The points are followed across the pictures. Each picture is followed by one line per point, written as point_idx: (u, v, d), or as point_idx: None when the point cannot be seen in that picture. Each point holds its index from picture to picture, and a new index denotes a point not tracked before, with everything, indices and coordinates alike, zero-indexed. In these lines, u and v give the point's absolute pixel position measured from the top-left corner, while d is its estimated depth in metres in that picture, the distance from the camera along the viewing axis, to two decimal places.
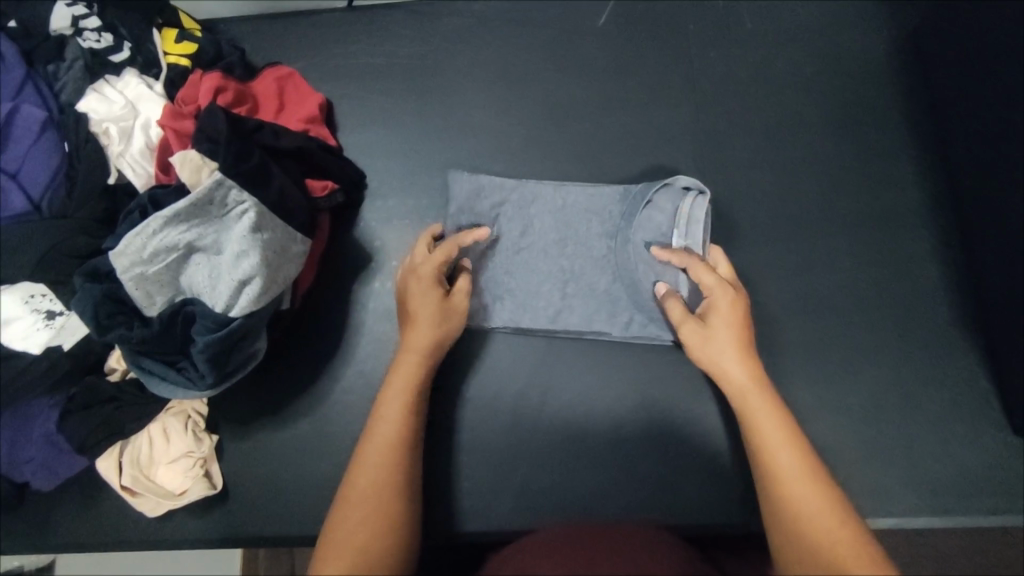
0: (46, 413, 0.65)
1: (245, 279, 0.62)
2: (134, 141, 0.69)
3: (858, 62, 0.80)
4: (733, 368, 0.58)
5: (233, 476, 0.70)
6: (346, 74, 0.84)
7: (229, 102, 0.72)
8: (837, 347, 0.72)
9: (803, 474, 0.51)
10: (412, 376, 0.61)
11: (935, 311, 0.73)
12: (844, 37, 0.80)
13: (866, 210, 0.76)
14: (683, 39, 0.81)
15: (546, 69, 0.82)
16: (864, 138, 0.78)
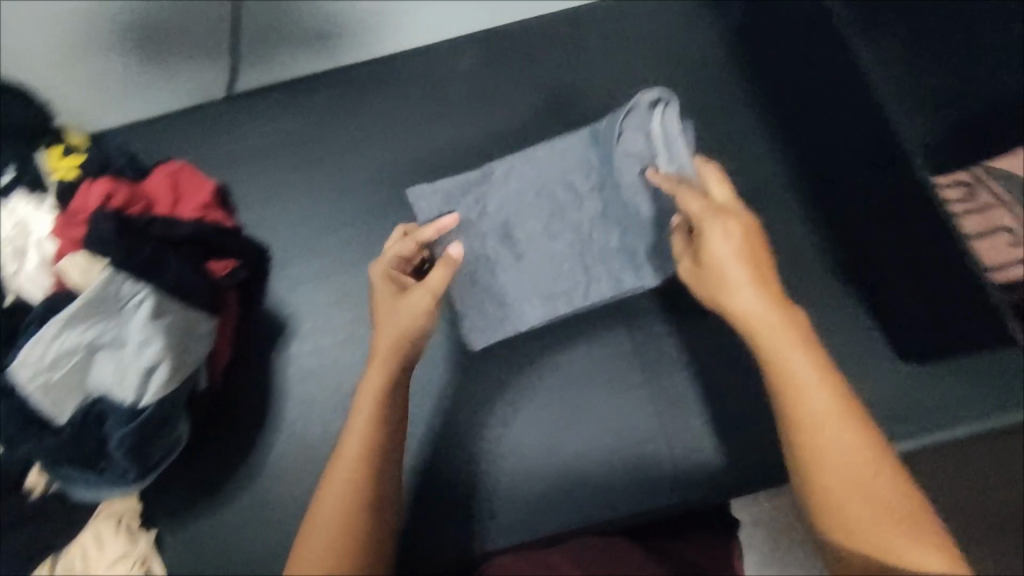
0: None
1: (156, 370, 0.65)
2: (29, 259, 0.71)
3: (703, 59, 0.87)
4: (749, 306, 0.55)
5: (179, 565, 0.72)
6: (237, 157, 0.87)
7: (124, 203, 0.72)
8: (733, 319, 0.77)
9: (848, 419, 0.52)
10: (380, 386, 0.58)
11: (818, 266, 0.79)
12: (685, 40, 0.88)
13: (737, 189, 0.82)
14: (545, 70, 0.88)
15: (424, 122, 0.87)
16: (720, 126, 0.85)
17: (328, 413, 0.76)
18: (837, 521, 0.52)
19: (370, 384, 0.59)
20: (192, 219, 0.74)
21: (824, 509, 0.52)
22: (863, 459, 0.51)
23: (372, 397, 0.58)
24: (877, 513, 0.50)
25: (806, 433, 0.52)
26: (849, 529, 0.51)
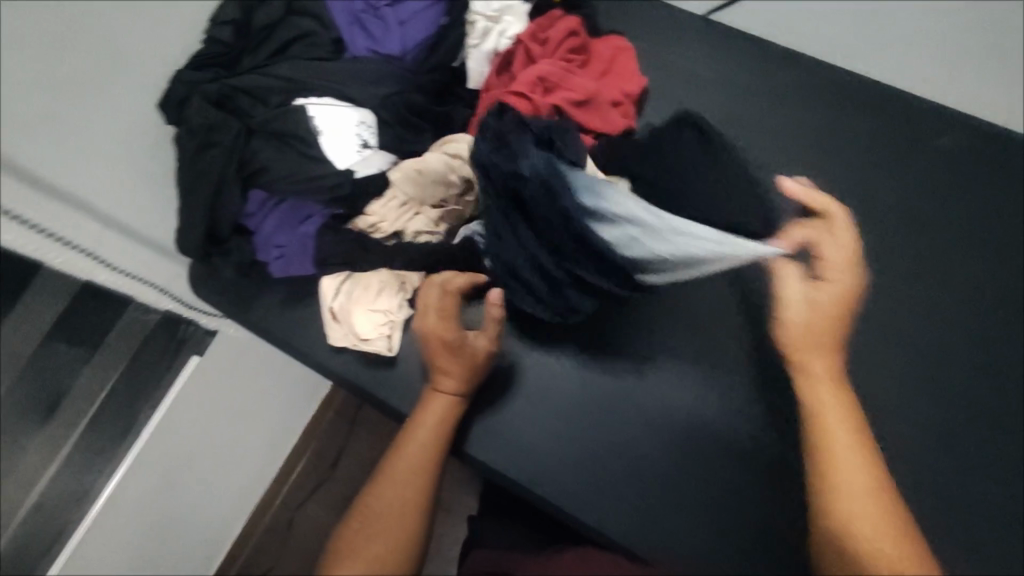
0: (315, 215, 0.78)
1: (369, 147, 0.75)
2: (488, 40, 0.83)
3: (1002, 243, 0.81)
4: (795, 295, 0.66)
5: (379, 382, 0.81)
6: (691, 86, 0.92)
7: (573, 47, 0.85)
8: (966, 243, 0.81)
9: (853, 442, 0.61)
10: (441, 413, 0.72)
11: None
12: (982, 178, 0.83)
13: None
14: (828, 122, 0.88)
15: (864, 138, 0.86)
16: (940, 227, 0.82)
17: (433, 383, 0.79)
18: (841, 525, 0.58)
19: (417, 436, 0.71)
20: (616, 115, 0.84)
21: (831, 520, 0.59)
22: (864, 475, 0.59)
23: (409, 486, 0.69)
24: (864, 506, 0.58)
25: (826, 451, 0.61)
26: (854, 538, 0.57)
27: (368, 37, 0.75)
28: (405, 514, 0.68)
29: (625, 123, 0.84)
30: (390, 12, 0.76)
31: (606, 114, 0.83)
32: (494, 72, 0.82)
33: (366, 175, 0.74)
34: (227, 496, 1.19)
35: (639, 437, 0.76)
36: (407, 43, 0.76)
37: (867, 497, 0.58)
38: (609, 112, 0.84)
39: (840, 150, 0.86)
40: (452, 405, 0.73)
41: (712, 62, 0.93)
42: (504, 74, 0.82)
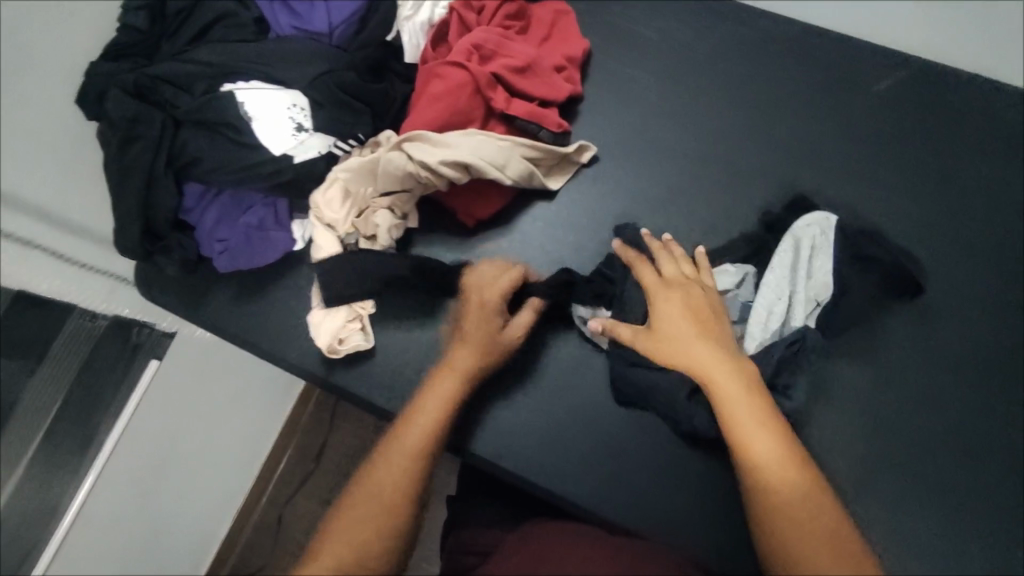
0: (256, 205, 0.76)
1: (305, 130, 0.73)
2: (421, 12, 0.80)
3: (954, 179, 0.81)
4: (698, 352, 0.65)
5: (336, 371, 0.77)
6: (636, 43, 0.90)
7: (511, 14, 0.83)
8: (919, 181, 0.81)
9: (748, 397, 0.61)
10: (446, 396, 0.68)
11: None
12: (931, 115, 0.83)
13: (992, 213, 0.79)
14: (774, 71, 0.87)
15: (810, 85, 0.86)
16: (891, 169, 0.82)
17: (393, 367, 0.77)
18: (759, 482, 0.57)
19: (418, 420, 0.67)
20: (560, 79, 0.83)
21: (758, 498, 0.57)
22: (762, 428, 0.59)
23: (408, 470, 0.64)
24: (779, 453, 0.58)
25: (737, 434, 0.59)
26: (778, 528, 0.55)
27: (295, 15, 0.74)
28: (397, 497, 0.62)
29: (569, 87, 0.83)
30: None
31: (549, 78, 0.81)
32: (431, 45, 0.80)
33: (304, 158, 0.73)
34: (206, 502, 1.14)
35: (607, 403, 0.74)
36: (334, 18, 0.74)
37: (771, 446, 0.58)
38: (553, 77, 0.82)
39: (783, 101, 0.86)
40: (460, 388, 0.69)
41: (655, 15, 0.90)
42: (441, 45, 0.80)
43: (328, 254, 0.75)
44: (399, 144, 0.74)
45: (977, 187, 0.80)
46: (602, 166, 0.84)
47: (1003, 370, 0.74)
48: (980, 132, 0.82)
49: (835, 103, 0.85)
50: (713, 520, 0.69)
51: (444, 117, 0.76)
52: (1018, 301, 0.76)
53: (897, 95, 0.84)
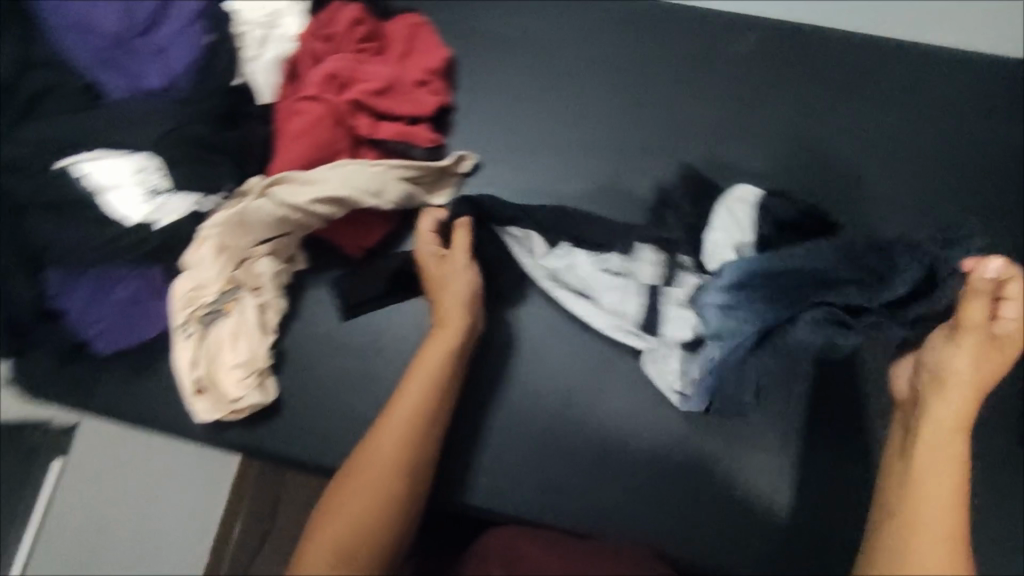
0: (124, 279, 0.72)
1: (162, 192, 0.71)
2: (268, 49, 0.77)
3: (824, 127, 0.83)
4: (962, 369, 0.56)
5: (249, 431, 0.76)
6: (500, 41, 0.88)
7: (363, 35, 0.80)
8: (791, 135, 0.83)
9: (955, 461, 0.53)
10: (428, 386, 0.67)
11: (939, 226, 0.79)
12: (794, 69, 0.84)
13: (863, 152, 0.81)
14: (637, 49, 0.87)
15: (674, 57, 0.86)
16: (760, 126, 0.83)
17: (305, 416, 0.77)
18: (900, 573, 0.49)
19: (395, 417, 0.65)
20: (425, 94, 0.81)
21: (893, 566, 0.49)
22: (949, 511, 0.50)
23: (382, 484, 0.62)
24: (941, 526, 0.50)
25: (913, 472, 0.53)
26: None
27: (127, 78, 0.72)
28: (361, 528, 0.59)
29: (436, 100, 0.81)
30: (144, 43, 0.72)
31: (412, 96, 0.80)
32: (285, 82, 0.77)
33: (165, 223, 0.70)
34: None
35: (521, 409, 0.75)
36: (170, 71, 0.72)
37: (939, 523, 0.50)
38: (416, 94, 0.80)
39: (652, 75, 0.86)
40: (442, 373, 0.68)
41: (512, 7, 0.89)
42: (295, 80, 0.77)
43: (226, 312, 0.73)
44: (265, 191, 0.72)
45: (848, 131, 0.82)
46: (484, 173, 0.84)
47: None
48: (842, 76, 0.84)
49: (701, 70, 0.85)
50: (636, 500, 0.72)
51: (308, 155, 0.74)
52: (900, 226, 0.79)
53: (758, 54, 0.85)
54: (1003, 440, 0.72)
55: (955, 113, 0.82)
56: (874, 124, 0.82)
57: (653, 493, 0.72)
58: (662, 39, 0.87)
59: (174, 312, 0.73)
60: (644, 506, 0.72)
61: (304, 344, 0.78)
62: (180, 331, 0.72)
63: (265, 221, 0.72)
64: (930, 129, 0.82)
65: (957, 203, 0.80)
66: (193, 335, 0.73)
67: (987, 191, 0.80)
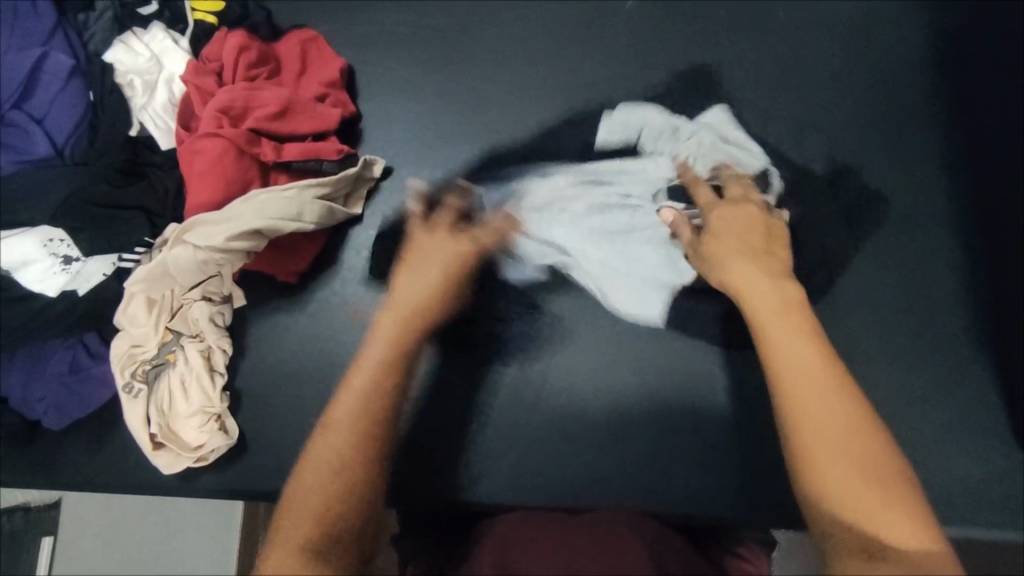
0: (59, 353, 0.72)
1: (75, 259, 0.70)
2: (157, 95, 0.76)
3: (729, 64, 0.82)
4: (762, 293, 0.58)
5: (218, 476, 0.76)
6: (394, 41, 0.87)
7: (253, 61, 0.78)
8: (699, 78, 0.82)
9: (809, 348, 0.52)
10: (388, 365, 0.57)
11: (858, 138, 0.78)
12: (688, 13, 0.84)
13: (771, 82, 0.81)
14: (531, 22, 0.86)
15: (569, 23, 0.85)
16: (667, 75, 0.82)
17: (273, 450, 0.77)
18: (816, 482, 0.45)
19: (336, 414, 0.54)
20: (326, 107, 0.79)
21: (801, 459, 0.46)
22: (821, 394, 0.48)
23: (334, 466, 0.50)
24: (830, 420, 0.47)
25: (765, 352, 0.53)
26: (824, 482, 0.45)
27: (12, 151, 0.71)
28: (333, 502, 0.49)
29: (338, 111, 0.80)
30: (23, 114, 0.71)
31: (313, 111, 0.78)
32: (180, 124, 0.75)
33: (89, 287, 0.71)
34: None
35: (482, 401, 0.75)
36: (57, 138, 0.72)
37: (834, 414, 0.47)
38: (317, 109, 0.79)
39: (551, 46, 0.85)
40: (385, 369, 0.57)
41: (402, 2, 0.88)
42: (191, 120, 0.76)
43: (173, 364, 0.74)
44: (180, 238, 0.71)
45: (753, 65, 0.81)
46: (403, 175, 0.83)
47: (827, 214, 0.76)
48: (737, 10, 0.83)
49: (599, 31, 0.84)
50: (612, 466, 0.73)
51: (218, 192, 0.73)
52: (820, 147, 0.78)
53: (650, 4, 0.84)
54: (952, 335, 0.72)
55: (854, 25, 0.82)
56: (778, 48, 0.82)
57: (627, 455, 0.73)
58: (554, 9, 0.86)
59: (119, 375, 0.73)
60: (620, 470, 0.73)
61: (260, 379, 0.79)
62: (127, 391, 0.72)
63: (188, 267, 0.71)
64: (832, 46, 0.81)
65: (872, 114, 0.79)
66: (141, 392, 0.73)
67: (900, 95, 0.79)
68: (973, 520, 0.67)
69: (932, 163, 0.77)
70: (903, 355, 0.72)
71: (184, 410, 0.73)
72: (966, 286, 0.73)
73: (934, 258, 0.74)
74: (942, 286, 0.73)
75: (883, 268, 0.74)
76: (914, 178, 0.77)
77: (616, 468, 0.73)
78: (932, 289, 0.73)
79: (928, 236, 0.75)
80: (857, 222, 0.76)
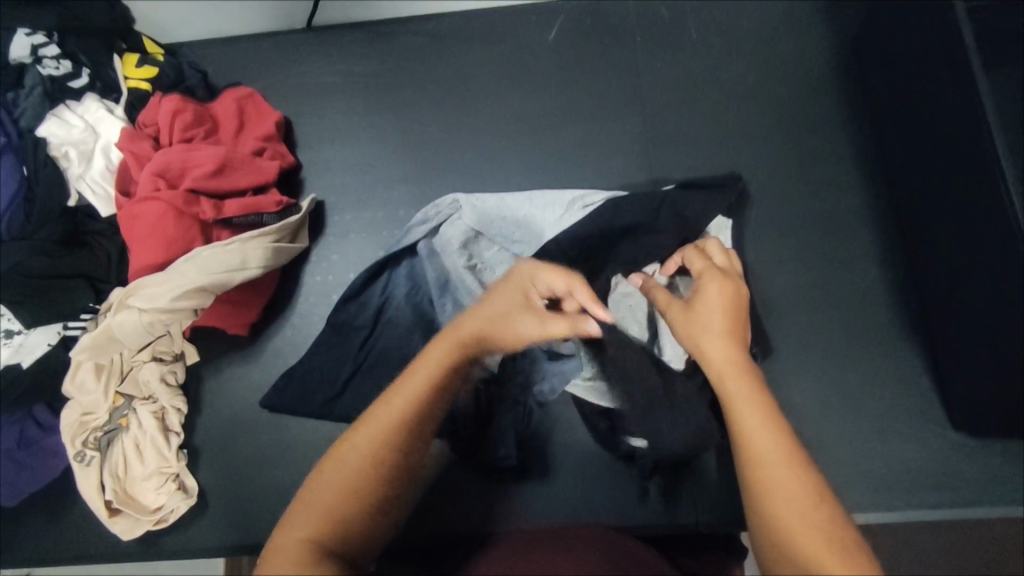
0: (7, 428, 0.72)
1: (17, 333, 0.71)
2: (94, 163, 0.78)
3: (648, 89, 0.86)
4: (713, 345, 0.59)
5: (179, 536, 0.75)
6: (328, 91, 0.89)
7: (189, 122, 0.80)
8: (620, 104, 0.85)
9: (767, 426, 0.52)
10: (413, 404, 0.50)
11: (776, 147, 0.82)
12: (605, 44, 0.88)
13: (690, 103, 0.85)
14: (458, 63, 0.89)
15: (495, 61, 0.88)
16: (590, 105, 0.86)
17: (232, 503, 0.76)
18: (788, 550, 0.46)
19: (383, 429, 0.49)
20: (263, 160, 0.81)
21: (771, 539, 0.47)
22: (785, 467, 0.49)
23: (375, 455, 0.48)
24: (788, 489, 0.48)
25: (735, 425, 0.53)
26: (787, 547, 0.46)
27: None
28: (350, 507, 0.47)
29: (276, 163, 0.82)
30: None
31: (250, 165, 0.80)
32: (118, 189, 0.77)
33: (32, 359, 0.71)
34: None
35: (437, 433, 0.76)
36: None
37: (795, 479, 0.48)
38: (255, 162, 0.81)
39: (478, 85, 0.88)
40: (438, 395, 0.51)
41: (332, 54, 0.91)
42: (128, 185, 0.77)
43: (128, 428, 0.74)
44: (124, 303, 0.71)
45: (670, 89, 0.85)
46: (346, 218, 0.85)
47: (751, 222, 0.80)
48: (652, 38, 0.87)
49: (523, 68, 0.88)
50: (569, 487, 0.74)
51: (160, 253, 0.74)
52: (741, 159, 0.82)
53: (567, 39, 0.88)
54: (886, 325, 0.75)
55: (762, 42, 0.86)
56: (693, 69, 0.86)
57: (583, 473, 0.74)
58: (479, 49, 0.89)
59: (72, 445, 0.73)
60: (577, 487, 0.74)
61: (217, 434, 0.79)
62: (78, 460, 0.72)
63: (133, 331, 0.71)
64: (744, 65, 0.86)
65: (786, 124, 0.83)
66: (93, 460, 0.72)
67: (812, 103, 0.83)
68: (921, 502, 0.69)
69: (849, 164, 0.81)
70: (843, 349, 0.75)
71: (141, 473, 0.73)
72: (889, 275, 0.77)
73: (858, 255, 0.78)
74: (868, 280, 0.77)
75: (811, 267, 0.78)
76: (834, 180, 0.80)
77: (573, 486, 0.74)
78: (858, 283, 0.77)
79: (851, 234, 0.78)
80: (781, 226, 0.79)
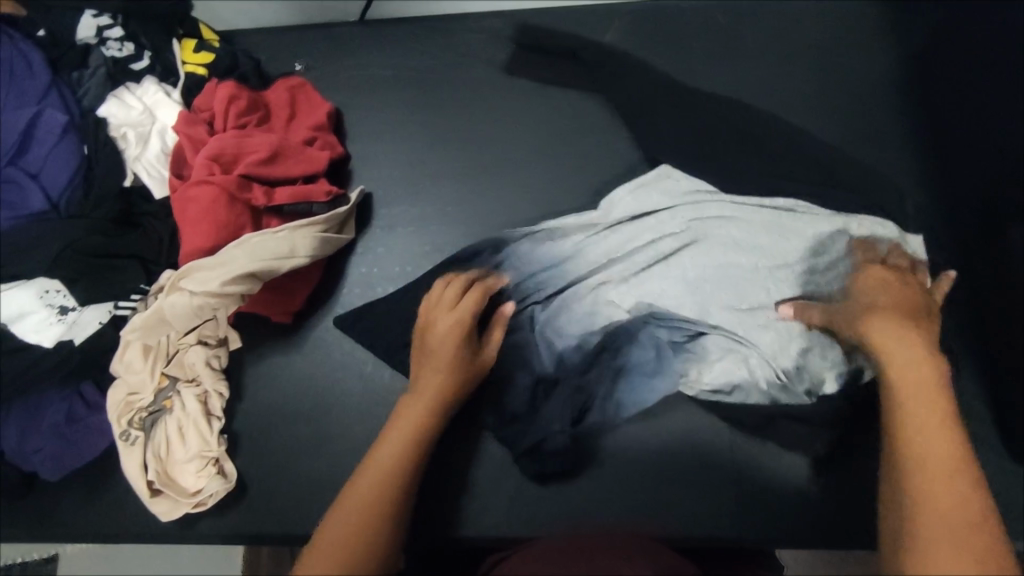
0: (56, 402, 0.73)
1: (72, 309, 0.73)
2: (150, 145, 0.78)
3: (704, 95, 0.85)
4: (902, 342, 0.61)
5: (214, 519, 0.75)
6: (380, 84, 0.90)
7: (243, 109, 0.80)
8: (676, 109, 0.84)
9: (934, 422, 0.53)
10: (414, 427, 0.66)
11: (833, 158, 0.81)
12: (662, 49, 0.87)
13: (746, 111, 0.84)
14: (512, 63, 0.89)
15: (550, 62, 0.88)
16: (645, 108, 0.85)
17: (267, 491, 0.76)
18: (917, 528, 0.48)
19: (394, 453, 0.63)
20: (314, 148, 0.81)
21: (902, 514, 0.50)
22: (939, 457, 0.51)
23: (390, 474, 0.62)
24: (934, 470, 0.50)
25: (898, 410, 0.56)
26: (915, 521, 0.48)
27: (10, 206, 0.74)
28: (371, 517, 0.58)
29: (327, 153, 0.82)
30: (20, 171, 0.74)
31: (301, 154, 0.80)
32: (172, 173, 0.78)
33: (83, 336, 0.72)
34: None
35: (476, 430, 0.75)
36: (52, 191, 0.75)
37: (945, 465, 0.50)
38: (307, 151, 0.81)
39: (532, 85, 0.88)
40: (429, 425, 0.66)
41: (387, 48, 0.91)
42: (182, 169, 0.78)
43: (172, 410, 0.74)
44: (175, 284, 0.72)
45: (727, 95, 0.85)
46: (393, 212, 0.85)
47: None
48: (710, 44, 0.86)
49: (578, 69, 0.87)
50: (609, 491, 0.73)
51: (210, 237, 0.74)
52: (798, 168, 0.80)
53: (623, 42, 0.88)
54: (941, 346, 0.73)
55: (823, 51, 0.85)
56: (750, 76, 0.85)
57: (623, 477, 0.73)
58: (533, 48, 0.89)
59: (118, 423, 0.73)
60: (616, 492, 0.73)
61: (256, 420, 0.79)
62: (123, 439, 0.73)
63: (183, 312, 0.72)
64: (802, 74, 0.84)
65: (844, 136, 0.82)
66: (138, 440, 0.73)
67: (871, 116, 0.82)
68: None
69: (908, 180, 0.79)
70: None
71: (182, 457, 0.73)
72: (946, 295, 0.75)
73: None
74: None
75: None
76: (891, 194, 0.79)
77: (613, 491, 0.73)
78: None
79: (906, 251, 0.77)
80: None
